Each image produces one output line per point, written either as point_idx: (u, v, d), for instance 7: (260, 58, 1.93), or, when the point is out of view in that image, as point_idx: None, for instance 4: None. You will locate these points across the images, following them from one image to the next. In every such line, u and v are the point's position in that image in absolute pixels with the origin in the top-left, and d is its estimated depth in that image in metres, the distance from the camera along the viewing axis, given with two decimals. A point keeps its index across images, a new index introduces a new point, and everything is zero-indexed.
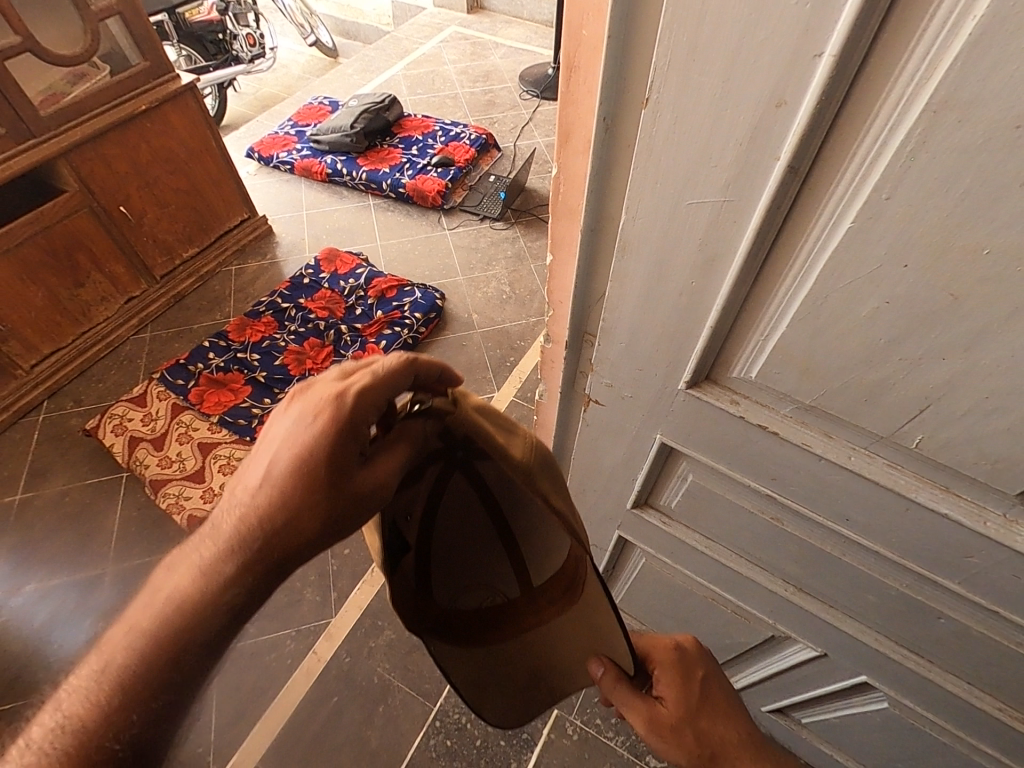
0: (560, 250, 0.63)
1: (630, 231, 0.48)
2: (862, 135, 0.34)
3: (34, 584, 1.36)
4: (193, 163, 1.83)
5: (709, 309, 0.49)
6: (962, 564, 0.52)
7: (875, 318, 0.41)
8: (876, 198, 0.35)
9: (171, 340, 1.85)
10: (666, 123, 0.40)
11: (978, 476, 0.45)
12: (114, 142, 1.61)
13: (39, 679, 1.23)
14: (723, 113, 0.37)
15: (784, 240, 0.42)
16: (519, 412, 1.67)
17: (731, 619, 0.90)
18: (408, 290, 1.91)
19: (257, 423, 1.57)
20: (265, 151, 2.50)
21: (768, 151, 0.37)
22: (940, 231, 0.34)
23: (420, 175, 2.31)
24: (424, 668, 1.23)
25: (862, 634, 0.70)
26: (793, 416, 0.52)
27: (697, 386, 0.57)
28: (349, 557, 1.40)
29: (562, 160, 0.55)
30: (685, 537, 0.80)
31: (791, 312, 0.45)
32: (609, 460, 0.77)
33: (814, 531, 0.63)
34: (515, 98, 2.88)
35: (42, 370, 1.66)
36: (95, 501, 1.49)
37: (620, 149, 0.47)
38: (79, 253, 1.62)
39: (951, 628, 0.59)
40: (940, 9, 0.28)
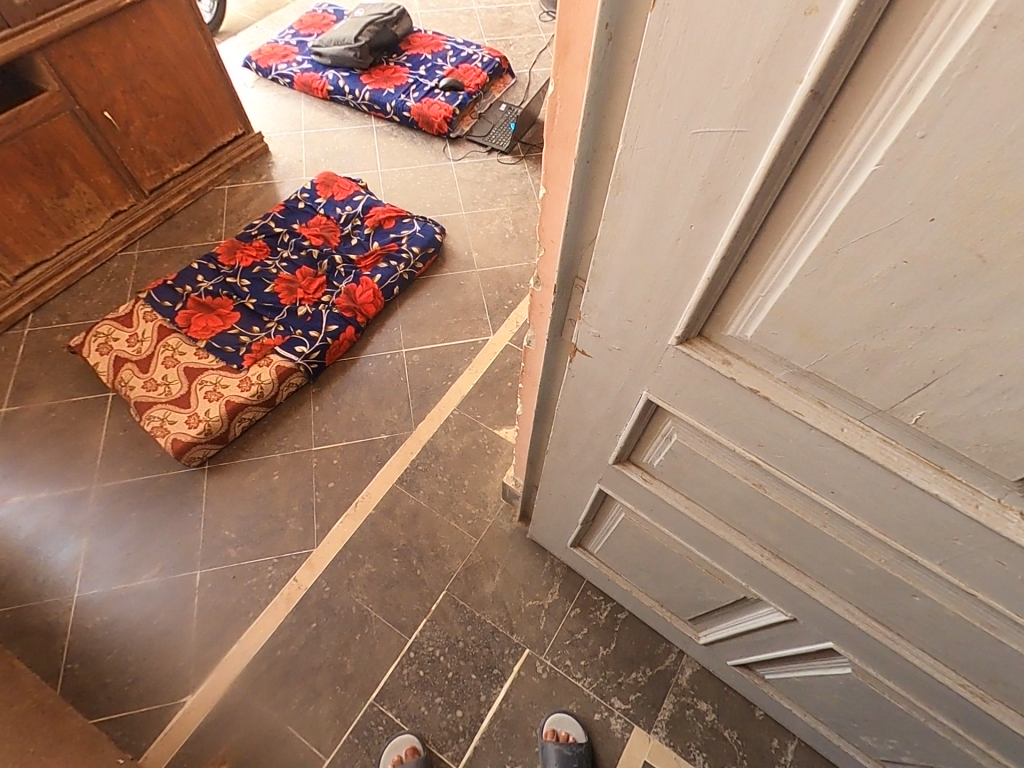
0: (553, 183, 0.57)
1: (627, 162, 0.43)
2: (902, 56, 0.28)
3: (20, 497, 1.36)
4: (182, 68, 1.71)
5: (707, 258, 0.44)
6: (945, 545, 0.50)
7: (888, 279, 0.36)
8: (908, 137, 0.30)
9: (160, 259, 1.79)
10: (676, 31, 0.34)
11: (976, 459, 0.42)
12: (96, 38, 1.49)
13: (26, 587, 1.26)
14: (741, 23, 0.31)
15: (798, 182, 0.37)
16: (513, 357, 1.64)
17: (706, 578, 0.89)
18: (407, 223, 1.84)
19: (245, 351, 1.54)
20: (264, 61, 2.34)
21: (788, 73, 0.32)
22: (977, 181, 0.29)
23: (427, 99, 2.17)
24: (401, 602, 1.26)
25: (834, 603, 0.69)
26: (787, 381, 0.49)
27: (688, 342, 0.53)
28: (333, 489, 1.40)
29: (560, 76, 0.48)
30: (666, 495, 0.78)
31: (795, 269, 0.40)
32: (593, 413, 0.74)
33: (797, 500, 0.61)
34: (534, 20, 2.67)
35: (26, 281, 1.61)
36: (81, 419, 1.48)
37: (623, 65, 0.41)
38: (62, 159, 1.54)
39: (925, 606, 0.58)
40: None
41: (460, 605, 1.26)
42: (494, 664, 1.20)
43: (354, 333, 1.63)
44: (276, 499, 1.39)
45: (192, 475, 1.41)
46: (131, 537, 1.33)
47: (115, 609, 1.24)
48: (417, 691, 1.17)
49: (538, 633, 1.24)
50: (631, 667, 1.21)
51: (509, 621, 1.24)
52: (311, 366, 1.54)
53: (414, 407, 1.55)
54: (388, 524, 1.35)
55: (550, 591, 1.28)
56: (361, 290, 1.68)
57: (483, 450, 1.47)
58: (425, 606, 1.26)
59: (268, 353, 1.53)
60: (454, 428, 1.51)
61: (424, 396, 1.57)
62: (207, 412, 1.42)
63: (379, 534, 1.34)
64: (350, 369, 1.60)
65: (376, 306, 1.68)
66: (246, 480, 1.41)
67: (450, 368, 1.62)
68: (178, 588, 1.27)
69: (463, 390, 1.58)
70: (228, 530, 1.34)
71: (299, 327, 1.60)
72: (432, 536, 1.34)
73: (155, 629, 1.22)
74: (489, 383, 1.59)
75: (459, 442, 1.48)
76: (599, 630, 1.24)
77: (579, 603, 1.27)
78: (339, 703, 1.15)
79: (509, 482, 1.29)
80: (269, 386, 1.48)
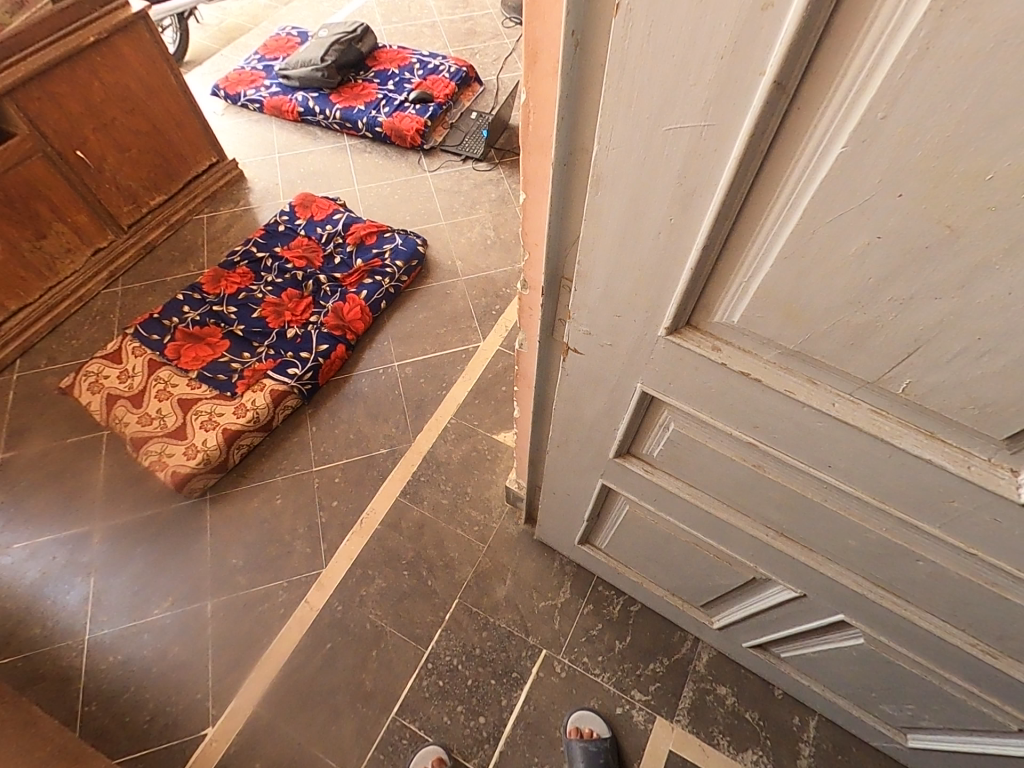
0: (532, 188, 0.58)
1: (604, 162, 0.44)
2: (857, 44, 0.30)
3: (22, 543, 1.35)
4: (151, 101, 1.71)
5: (688, 250, 0.45)
6: (943, 508, 0.51)
7: (864, 255, 0.38)
8: (870, 119, 0.31)
9: (144, 293, 1.78)
10: (640, 34, 0.35)
11: (964, 421, 0.43)
12: (64, 79, 1.49)
13: (36, 633, 1.25)
14: (701, 23, 0.33)
15: (769, 169, 0.38)
16: (505, 361, 1.65)
17: (715, 562, 0.91)
18: (389, 237, 1.84)
19: (238, 378, 1.53)
20: (232, 88, 2.35)
21: (751, 67, 0.33)
22: (939, 155, 0.31)
23: (398, 113, 2.18)
24: (415, 614, 1.26)
25: (842, 576, 0.71)
26: (776, 362, 0.50)
27: (677, 332, 0.54)
28: (337, 508, 1.40)
29: (531, 84, 0.50)
30: (668, 484, 0.79)
31: (774, 253, 0.42)
32: (590, 409, 0.75)
33: (796, 477, 0.62)
34: (497, 26, 2.70)
35: (10, 327, 1.60)
36: (77, 460, 1.47)
37: (591, 69, 0.42)
38: (38, 202, 1.54)
39: (929, 570, 0.59)
40: None
41: (474, 612, 1.26)
42: (513, 668, 1.20)
43: (345, 350, 1.63)
44: (280, 522, 1.39)
45: (194, 506, 1.41)
46: (138, 573, 1.32)
47: (128, 647, 1.23)
48: (438, 702, 1.17)
49: (553, 633, 1.24)
50: (648, 658, 1.22)
51: (524, 624, 1.25)
52: (305, 387, 1.54)
53: (411, 420, 1.55)
54: (395, 538, 1.35)
55: (562, 590, 1.29)
56: (349, 307, 1.69)
57: (484, 456, 1.48)
58: (439, 615, 1.26)
59: (261, 378, 1.53)
60: (452, 436, 1.51)
61: (420, 407, 1.57)
62: (204, 442, 1.41)
63: (387, 548, 1.34)
64: (344, 387, 1.61)
65: (365, 322, 1.68)
66: (250, 506, 1.41)
67: (444, 377, 1.62)
68: (190, 620, 1.27)
69: (458, 398, 1.58)
70: (236, 558, 1.34)
71: (289, 349, 1.60)
72: (440, 546, 1.35)
73: (171, 663, 1.21)
74: (484, 390, 1.59)
75: (459, 451, 1.49)
76: (613, 624, 1.25)
77: (592, 600, 1.28)
78: (362, 721, 1.15)
79: (512, 485, 1.30)
80: (264, 410, 1.47)
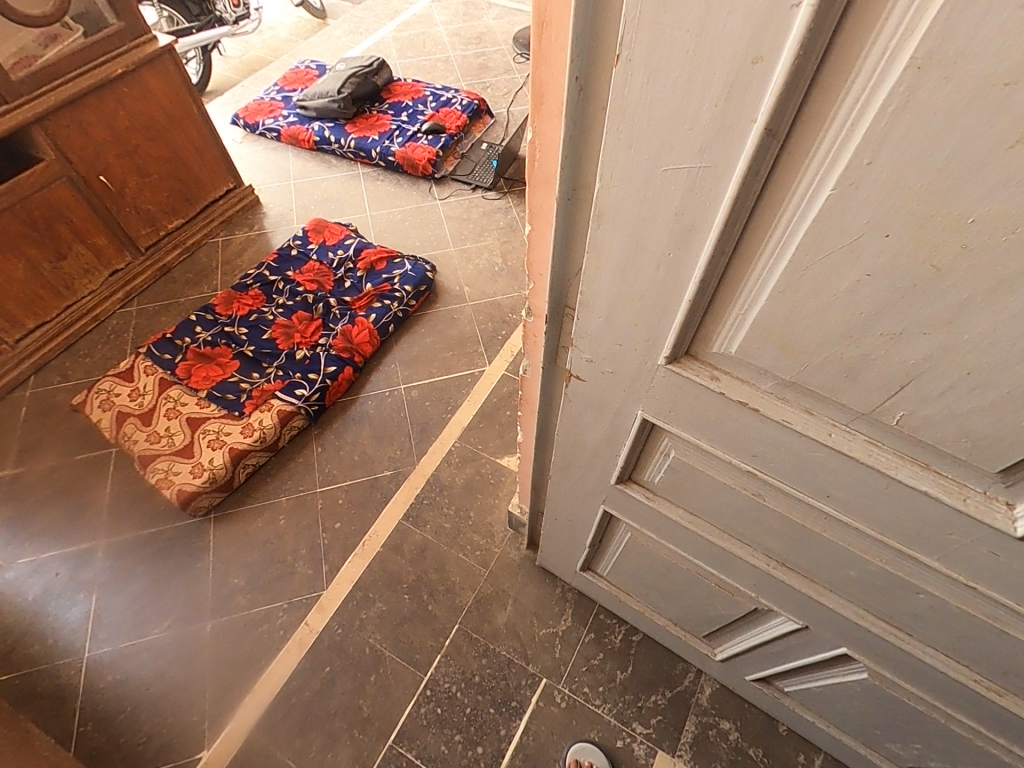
0: (538, 220, 0.60)
1: (606, 198, 0.46)
2: (843, 94, 0.32)
3: (27, 558, 1.36)
4: (173, 129, 1.78)
5: (686, 282, 0.47)
6: (940, 540, 0.51)
7: (855, 291, 0.39)
8: (856, 165, 0.33)
9: (158, 314, 1.82)
10: (639, 81, 0.37)
11: (957, 453, 0.44)
12: (91, 108, 1.55)
13: (36, 650, 1.25)
14: (697, 73, 0.35)
15: (763, 208, 0.40)
16: (510, 385, 1.66)
17: (716, 592, 0.90)
18: (398, 263, 1.88)
19: (246, 397, 1.56)
20: (251, 117, 2.43)
21: (744, 113, 0.35)
22: (923, 198, 0.32)
23: (410, 143, 2.24)
24: (414, 639, 1.25)
25: (844, 608, 0.70)
26: (773, 392, 0.51)
27: (677, 361, 0.56)
28: (340, 530, 1.41)
29: (537, 124, 0.52)
30: (669, 512, 0.79)
31: (769, 287, 0.43)
32: (592, 435, 0.76)
33: (796, 507, 0.62)
34: (508, 62, 2.78)
35: (27, 345, 1.64)
36: (85, 476, 1.49)
37: (593, 112, 0.45)
38: (59, 224, 1.59)
39: (930, 603, 0.59)
40: None
41: (473, 638, 1.25)
42: (512, 697, 1.19)
43: (352, 372, 1.65)
44: (283, 543, 1.39)
45: (198, 525, 1.42)
46: (140, 591, 1.32)
47: (126, 666, 1.23)
48: (436, 730, 1.15)
49: (553, 661, 1.23)
50: (650, 690, 1.20)
51: (524, 652, 1.24)
52: (312, 408, 1.56)
53: (416, 442, 1.56)
54: (396, 561, 1.35)
55: (563, 618, 1.28)
56: (357, 330, 1.72)
57: (487, 480, 1.48)
58: (439, 641, 1.25)
59: (269, 398, 1.55)
60: (456, 460, 1.52)
61: (425, 430, 1.58)
62: (211, 461, 1.43)
63: (388, 571, 1.34)
64: (350, 408, 1.62)
65: (372, 345, 1.71)
66: (253, 526, 1.42)
67: (449, 401, 1.64)
68: (189, 640, 1.26)
69: (463, 422, 1.60)
70: (237, 578, 1.34)
71: (298, 371, 1.62)
72: (441, 570, 1.34)
73: (168, 684, 1.21)
74: (488, 414, 1.61)
75: (462, 474, 1.49)
76: (614, 654, 1.24)
77: (593, 628, 1.27)
78: (358, 748, 1.13)
79: (515, 510, 1.30)
80: (271, 430, 1.49)
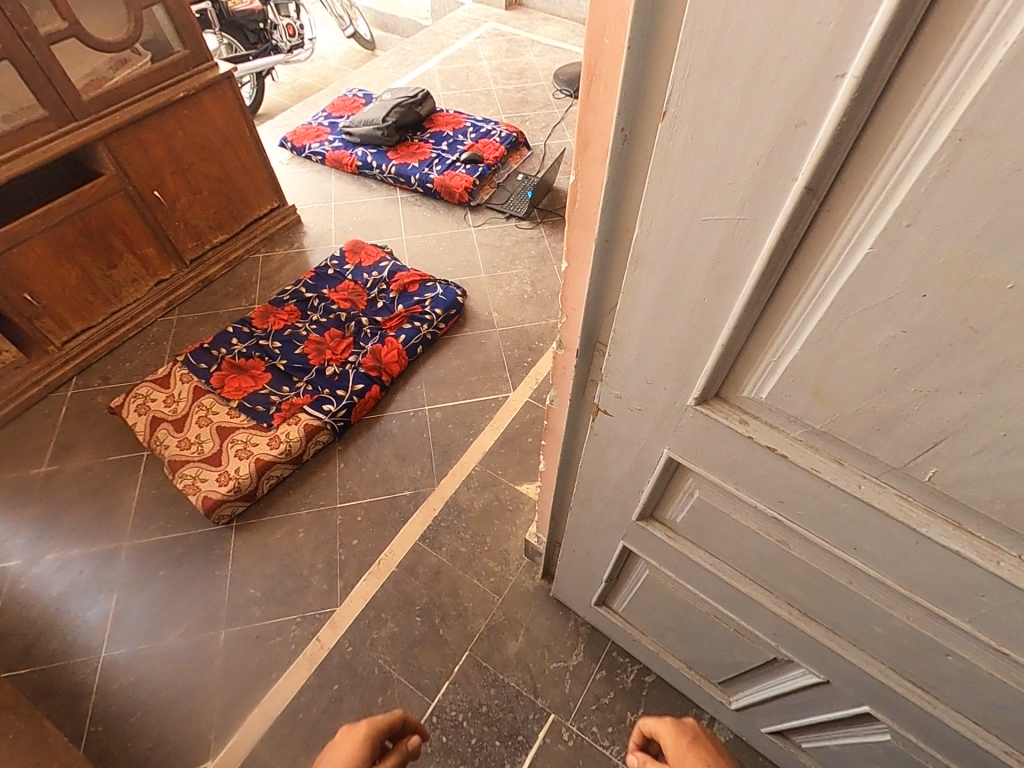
0: (575, 258, 0.62)
1: (644, 243, 0.47)
2: (884, 158, 0.33)
3: (54, 555, 1.40)
4: (226, 150, 1.86)
5: (720, 327, 0.48)
6: (971, 601, 0.50)
7: (890, 347, 0.39)
8: (895, 225, 0.34)
9: (197, 324, 1.88)
10: (683, 137, 0.39)
11: (991, 514, 0.43)
12: (151, 128, 1.64)
13: (55, 646, 1.27)
14: (741, 132, 0.36)
15: (799, 262, 0.41)
16: (533, 413, 1.67)
17: (735, 637, 0.88)
18: (430, 286, 1.92)
19: (275, 410, 1.59)
20: (298, 140, 2.53)
21: (786, 173, 0.36)
22: (960, 263, 0.33)
23: (448, 171, 2.31)
24: (424, 663, 1.24)
25: (868, 664, 0.68)
26: (803, 439, 0.51)
27: (706, 402, 0.56)
28: (357, 547, 1.42)
29: (581, 168, 0.54)
30: (689, 552, 0.78)
31: (802, 337, 0.44)
32: (616, 469, 0.76)
33: (821, 557, 0.61)
34: (548, 97, 2.86)
35: (73, 347, 1.71)
36: (116, 478, 1.53)
37: (636, 160, 0.46)
38: (112, 234, 1.67)
39: (958, 666, 0.57)
40: (961, 45, 0.27)
41: (483, 667, 1.24)
42: (518, 730, 1.17)
43: (379, 391, 1.68)
44: (301, 556, 1.40)
45: (220, 533, 1.44)
46: (158, 595, 1.35)
47: (140, 669, 1.25)
48: (440, 758, 1.14)
49: (563, 697, 1.21)
50: None
51: (533, 684, 1.22)
52: (338, 424, 1.59)
53: (436, 464, 1.57)
54: (410, 582, 1.35)
55: (575, 652, 1.26)
56: (387, 350, 1.75)
57: (505, 507, 1.48)
58: (448, 667, 1.24)
59: (297, 411, 1.59)
60: (476, 484, 1.52)
61: (446, 452, 1.60)
62: (237, 470, 1.46)
63: (402, 592, 1.34)
64: (375, 426, 1.65)
65: (400, 365, 1.74)
66: (272, 538, 1.44)
67: (472, 424, 1.65)
68: (203, 647, 1.28)
69: (484, 446, 1.61)
70: (253, 588, 1.35)
71: (326, 386, 1.65)
72: (454, 594, 1.34)
73: (179, 690, 1.22)
74: (510, 439, 1.61)
75: (481, 499, 1.50)
76: (625, 694, 1.21)
77: (605, 665, 1.24)
78: None
79: (532, 539, 1.29)
80: (297, 443, 1.52)
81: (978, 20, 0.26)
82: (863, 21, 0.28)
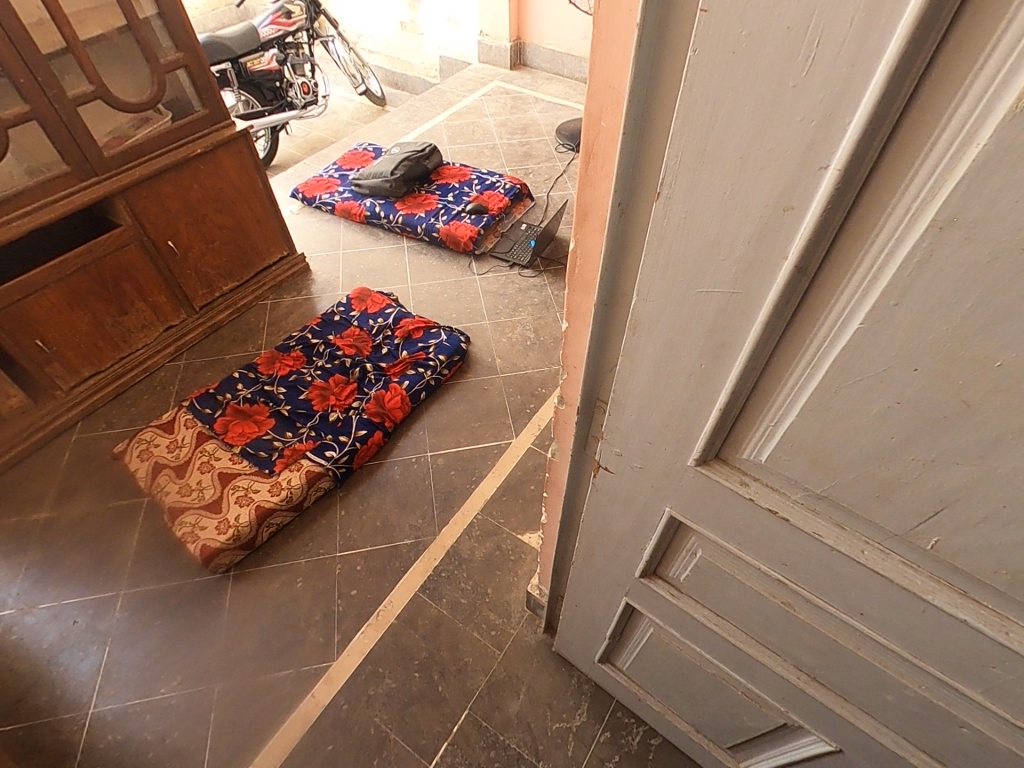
0: (575, 318, 0.64)
1: (642, 310, 0.49)
2: (869, 242, 0.34)
3: (48, 604, 1.38)
4: (239, 202, 1.93)
5: (717, 393, 0.48)
6: (982, 673, 0.49)
7: (885, 417, 0.40)
8: (883, 305, 0.35)
9: (204, 369, 1.91)
10: (678, 215, 0.41)
11: (996, 584, 0.42)
12: (168, 182, 1.71)
13: (43, 702, 1.24)
14: (731, 213, 0.38)
15: (793, 333, 0.42)
16: (536, 460, 1.67)
17: (742, 701, 0.85)
18: (435, 332, 1.95)
19: (277, 456, 1.59)
20: (309, 191, 2.62)
21: (776, 251, 0.37)
22: (948, 340, 0.34)
23: (454, 220, 2.37)
24: (421, 722, 1.20)
25: (880, 734, 0.66)
26: (803, 503, 0.51)
27: (706, 463, 0.56)
28: (355, 598, 1.39)
29: (580, 236, 0.56)
30: (694, 612, 0.77)
31: (798, 405, 0.44)
32: (618, 526, 0.76)
33: (829, 621, 0.60)
34: (551, 151, 2.97)
35: (79, 391, 1.73)
36: (116, 525, 1.52)
37: (632, 232, 0.48)
38: (125, 282, 1.71)
39: (975, 739, 0.55)
40: (936, 146, 0.29)
41: (483, 727, 1.19)
42: None
43: (382, 437, 1.69)
44: (298, 607, 1.38)
45: (217, 582, 1.42)
46: (152, 647, 1.32)
47: (128, 727, 1.21)
48: None
49: (565, 760, 1.16)
50: None
51: (535, 747, 1.17)
52: (339, 470, 1.58)
53: (438, 512, 1.56)
54: (408, 635, 1.32)
55: (578, 712, 1.22)
56: (390, 396, 1.76)
57: (507, 557, 1.46)
58: (446, 727, 1.19)
59: (299, 457, 1.58)
60: (477, 533, 1.51)
61: (448, 500, 1.59)
62: (237, 518, 1.44)
63: (400, 645, 1.31)
64: (377, 473, 1.65)
65: (403, 411, 1.75)
66: (270, 588, 1.41)
67: (475, 472, 1.65)
68: (195, 702, 1.24)
69: (486, 494, 1.60)
70: (249, 640, 1.33)
71: (329, 432, 1.66)
72: (454, 649, 1.30)
73: (168, 749, 1.18)
74: (512, 487, 1.60)
75: (482, 548, 1.48)
76: (630, 758, 1.16)
77: (609, 727, 1.20)
78: None
79: (534, 591, 1.27)
80: (298, 490, 1.51)
81: (949, 125, 0.28)
82: (843, 118, 0.30)
